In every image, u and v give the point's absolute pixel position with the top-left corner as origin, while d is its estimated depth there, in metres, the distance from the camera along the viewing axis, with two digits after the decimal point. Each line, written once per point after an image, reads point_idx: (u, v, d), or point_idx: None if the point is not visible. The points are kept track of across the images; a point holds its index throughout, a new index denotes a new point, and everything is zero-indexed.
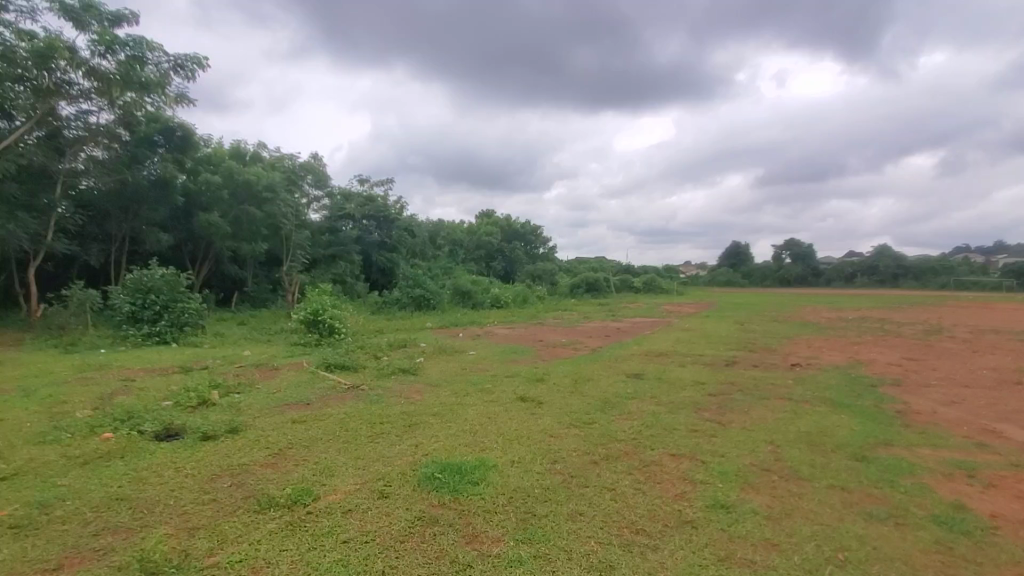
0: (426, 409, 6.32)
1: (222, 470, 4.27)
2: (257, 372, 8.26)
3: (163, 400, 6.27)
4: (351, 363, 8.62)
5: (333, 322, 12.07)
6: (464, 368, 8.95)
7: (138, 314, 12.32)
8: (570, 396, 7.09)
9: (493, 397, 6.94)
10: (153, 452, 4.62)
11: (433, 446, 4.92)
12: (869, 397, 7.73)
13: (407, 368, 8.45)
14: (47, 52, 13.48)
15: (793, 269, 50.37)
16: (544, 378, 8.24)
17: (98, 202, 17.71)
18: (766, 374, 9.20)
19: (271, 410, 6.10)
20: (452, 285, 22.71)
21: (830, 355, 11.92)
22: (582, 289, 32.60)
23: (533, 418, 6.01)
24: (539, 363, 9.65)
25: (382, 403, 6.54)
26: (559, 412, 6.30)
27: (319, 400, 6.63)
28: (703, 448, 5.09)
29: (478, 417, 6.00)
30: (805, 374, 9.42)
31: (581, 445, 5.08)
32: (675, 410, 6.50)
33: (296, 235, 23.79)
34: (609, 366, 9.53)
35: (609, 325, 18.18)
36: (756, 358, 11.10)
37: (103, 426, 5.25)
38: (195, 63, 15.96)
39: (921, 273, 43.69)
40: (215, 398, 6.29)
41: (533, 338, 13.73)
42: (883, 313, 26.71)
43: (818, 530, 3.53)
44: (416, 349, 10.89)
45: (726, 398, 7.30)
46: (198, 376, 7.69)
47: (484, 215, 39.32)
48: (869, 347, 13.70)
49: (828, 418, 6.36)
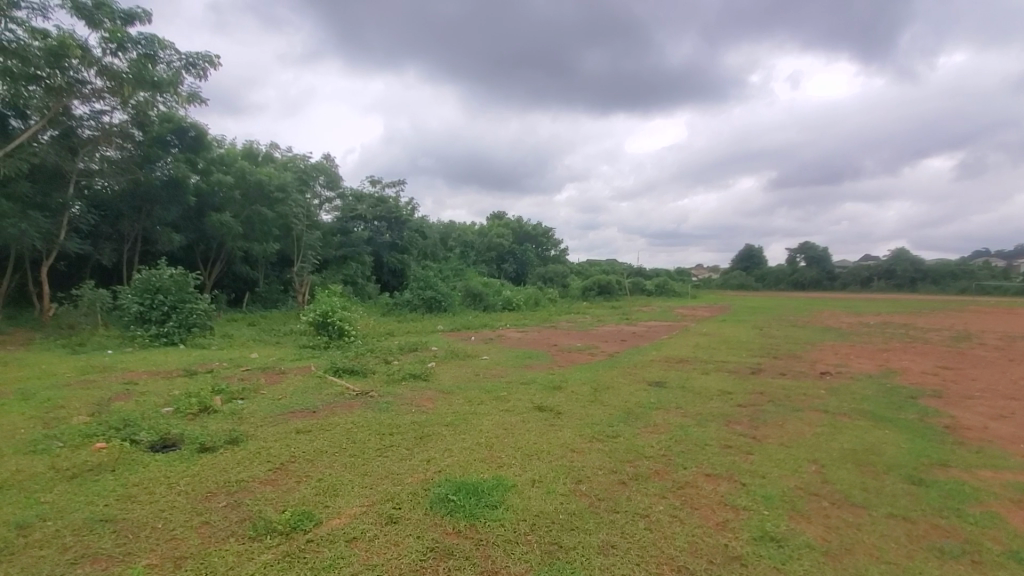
0: (438, 418, 5.94)
1: (218, 487, 3.93)
2: (263, 376, 7.94)
3: (162, 407, 5.96)
4: (360, 368, 8.28)
5: (342, 325, 11.76)
6: (478, 374, 8.56)
7: (146, 314, 12.10)
8: (590, 405, 6.67)
9: (509, 406, 6.53)
10: (145, 466, 4.29)
11: (447, 461, 4.54)
12: (912, 410, 7.20)
13: (419, 373, 8.08)
14: (59, 51, 13.38)
15: (808, 272, 49.36)
16: (561, 385, 7.82)
17: (111, 202, 17.66)
18: (796, 383, 8.70)
19: (274, 418, 5.76)
20: (463, 287, 22.40)
21: (860, 362, 11.36)
22: (595, 291, 32.12)
23: (553, 430, 5.60)
24: (555, 369, 9.23)
25: (392, 411, 6.17)
26: (579, 423, 5.89)
27: (325, 408, 6.28)
28: (741, 468, 4.66)
29: (494, 428, 5.61)
30: (837, 383, 8.91)
31: (606, 462, 4.68)
32: (704, 423, 6.05)
33: (307, 236, 23.64)
34: (630, 373, 9.06)
35: (624, 329, 17.72)
36: (783, 365, 10.56)
37: (97, 435, 4.94)
38: (206, 62, 15.81)
39: (939, 277, 42.48)
40: (217, 405, 5.97)
41: (548, 343, 13.31)
42: (905, 318, 25.92)
43: (885, 570, 3.11)
44: (427, 353, 10.52)
45: (757, 410, 6.83)
46: (201, 381, 7.39)
47: (496, 216, 39.28)
48: (897, 354, 13.11)
49: (873, 435, 5.88)
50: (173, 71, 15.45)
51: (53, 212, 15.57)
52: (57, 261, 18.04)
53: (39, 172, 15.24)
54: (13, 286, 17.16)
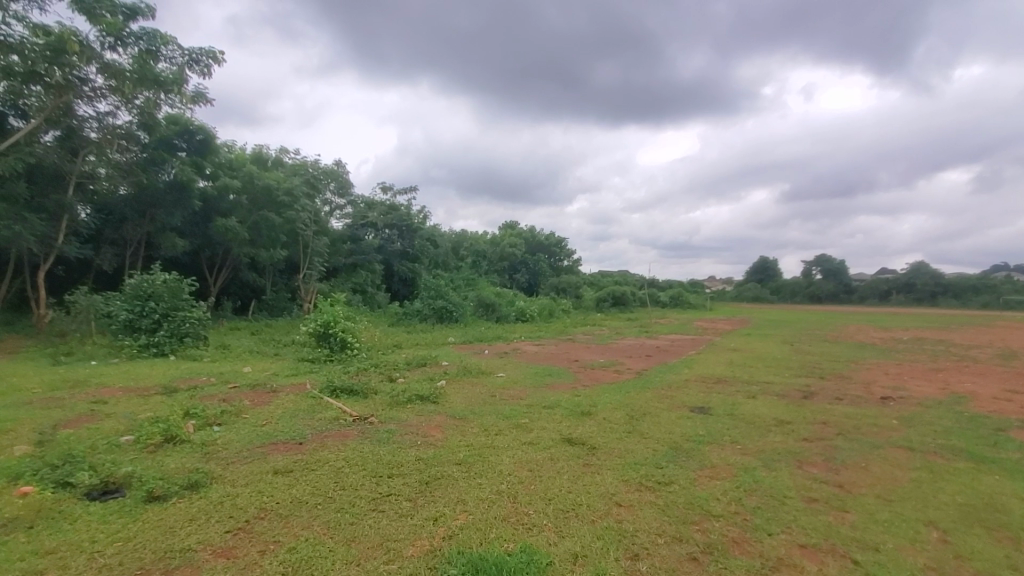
0: (449, 454, 4.88)
1: (152, 565, 2.96)
2: (249, 396, 6.97)
3: (121, 437, 5.07)
4: (360, 388, 7.27)
5: (345, 336, 10.82)
6: (493, 396, 7.48)
7: (135, 322, 11.25)
8: (629, 438, 5.58)
9: (532, 438, 5.46)
10: (71, 524, 3.43)
11: (459, 521, 3.52)
12: (1012, 448, 6.02)
13: (426, 395, 7.03)
14: (59, 46, 12.75)
15: (824, 285, 47.71)
16: (591, 411, 6.73)
17: (114, 207, 17.09)
18: (862, 411, 7.50)
19: (249, 452, 4.78)
20: (475, 296, 21.42)
21: (919, 385, 10.07)
22: (609, 302, 30.96)
23: (590, 474, 4.53)
24: (580, 391, 8.12)
25: (393, 445, 5.11)
26: (621, 463, 4.81)
27: (314, 439, 5.26)
28: (842, 535, 3.57)
29: (518, 470, 4.56)
30: (907, 411, 7.68)
31: (665, 524, 3.62)
32: (772, 464, 4.97)
33: (315, 243, 22.86)
34: (665, 396, 7.92)
35: (646, 344, 16.51)
36: (836, 388, 9.35)
37: (30, 475, 4.08)
38: (210, 58, 15.04)
39: (961, 292, 40.75)
40: (187, 434, 5.08)
41: (567, 358, 12.19)
42: (937, 335, 24.29)
43: None
44: (436, 369, 9.49)
45: (830, 446, 5.70)
46: (177, 402, 6.45)
47: (508, 225, 38.40)
48: (954, 376, 11.78)
49: (986, 485, 4.74)
50: (176, 68, 14.73)
51: (51, 214, 14.95)
52: (55, 266, 17.48)
53: (38, 174, 14.71)
54: (11, 292, 16.59)
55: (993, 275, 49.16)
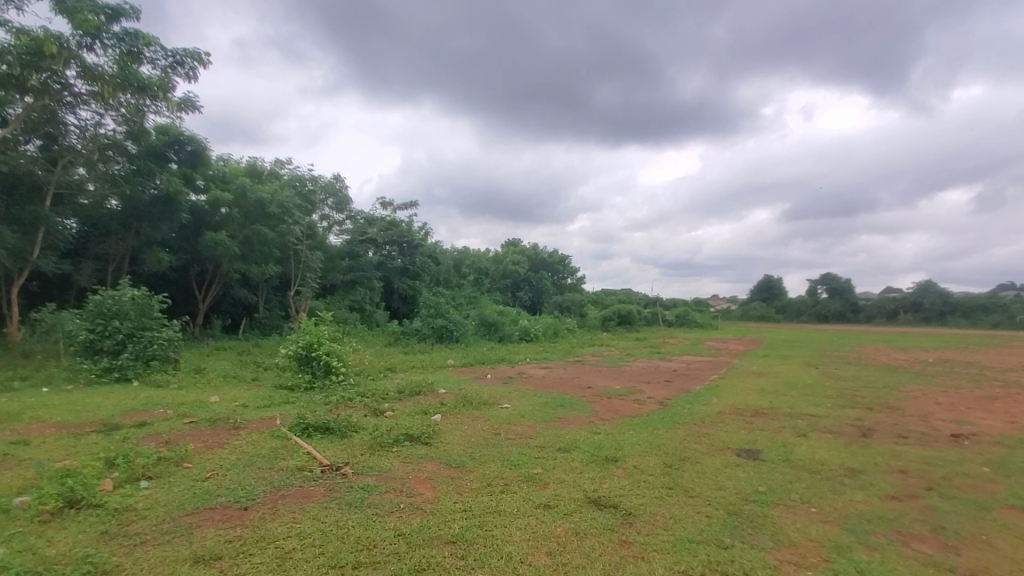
0: (439, 527, 3.63)
1: None
2: (206, 435, 5.79)
3: (14, 500, 3.94)
4: (338, 424, 6.06)
5: (330, 360, 9.63)
6: (496, 435, 6.22)
7: (97, 343, 10.11)
8: (670, 499, 4.36)
9: (548, 499, 4.23)
10: None
11: None
12: None
13: (417, 435, 5.82)
14: (36, 48, 11.75)
15: (831, 304, 46.19)
16: (617, 456, 5.50)
17: (98, 220, 16.14)
18: (941, 455, 6.20)
19: (172, 525, 3.57)
20: (478, 315, 20.27)
21: (983, 418, 8.76)
22: (615, 321, 29.63)
23: (632, 561, 3.29)
24: (599, 427, 6.85)
25: (367, 512, 3.88)
26: (670, 541, 3.57)
27: (266, 501, 4.04)
28: None
29: (532, 554, 3.32)
30: (992, 453, 6.40)
31: None
32: (868, 539, 3.76)
33: (310, 258, 21.78)
34: (701, 435, 6.64)
35: (662, 366, 15.14)
36: (893, 422, 8.06)
37: None
38: (195, 59, 14.12)
39: (971, 311, 39.34)
40: (95, 498, 3.88)
41: (578, 384, 10.91)
42: (961, 356, 22.78)
43: None
44: (431, 398, 8.25)
45: (928, 508, 4.47)
46: (108, 444, 5.26)
47: (513, 242, 37.37)
48: (1013, 406, 10.40)
49: None
50: (160, 72, 13.77)
51: (27, 227, 13.88)
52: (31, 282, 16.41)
53: (17, 186, 13.77)
54: None
55: (1001, 293, 47.88)
